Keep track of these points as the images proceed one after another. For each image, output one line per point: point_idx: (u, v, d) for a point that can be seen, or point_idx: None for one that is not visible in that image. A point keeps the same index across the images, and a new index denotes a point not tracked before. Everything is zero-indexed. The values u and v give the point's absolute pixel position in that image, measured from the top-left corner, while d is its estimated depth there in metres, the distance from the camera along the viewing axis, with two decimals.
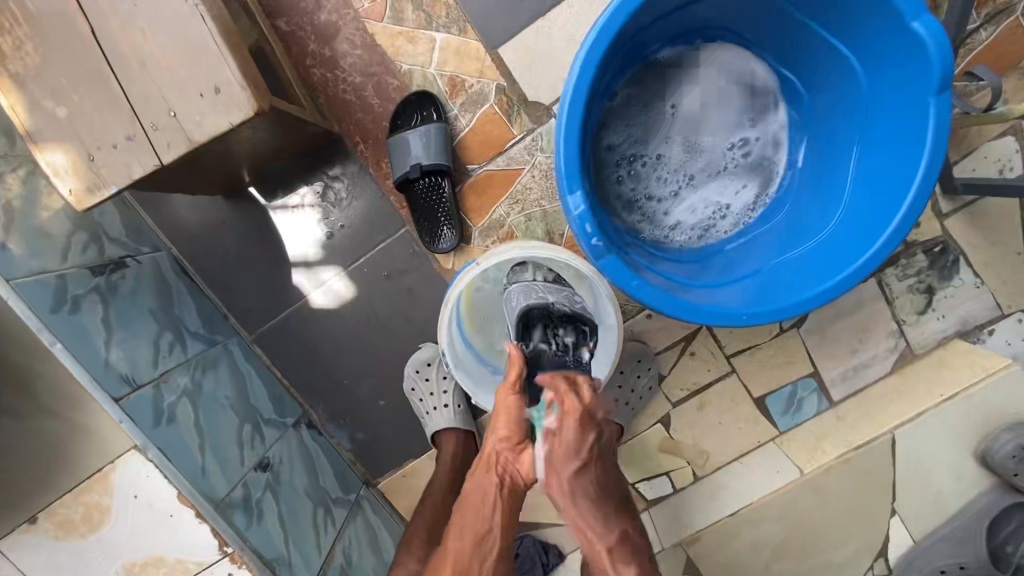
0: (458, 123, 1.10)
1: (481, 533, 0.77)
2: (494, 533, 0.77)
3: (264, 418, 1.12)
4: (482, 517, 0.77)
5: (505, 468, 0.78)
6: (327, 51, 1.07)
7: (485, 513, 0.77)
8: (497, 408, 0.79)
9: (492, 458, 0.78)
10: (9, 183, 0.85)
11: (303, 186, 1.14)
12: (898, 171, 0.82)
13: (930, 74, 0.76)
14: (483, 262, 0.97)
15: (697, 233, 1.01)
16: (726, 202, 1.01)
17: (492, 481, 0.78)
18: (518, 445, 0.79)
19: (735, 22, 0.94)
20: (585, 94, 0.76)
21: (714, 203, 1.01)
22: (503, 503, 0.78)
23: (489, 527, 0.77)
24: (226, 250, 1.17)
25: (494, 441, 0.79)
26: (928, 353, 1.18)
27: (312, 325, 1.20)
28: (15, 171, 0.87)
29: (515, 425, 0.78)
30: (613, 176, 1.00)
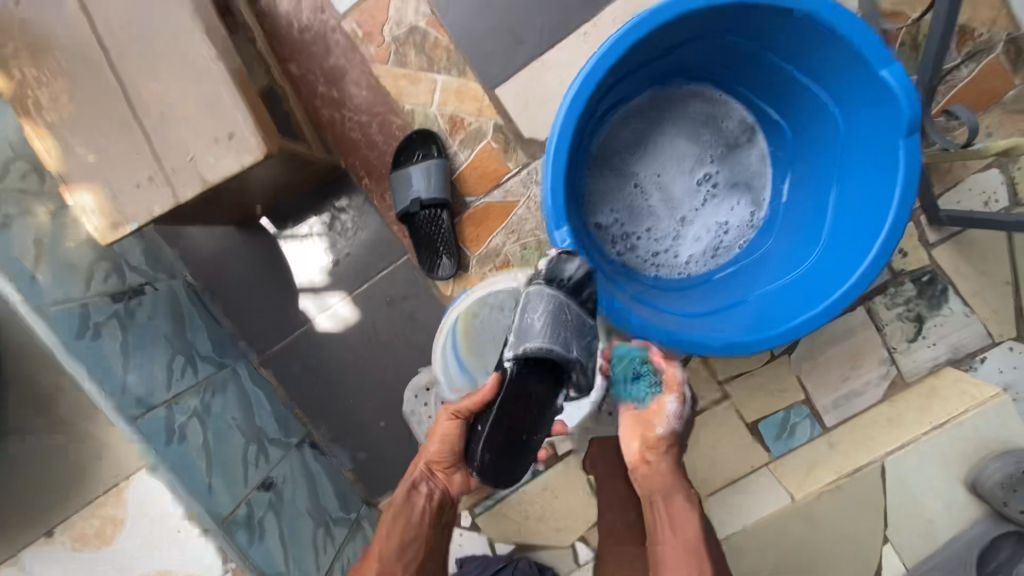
0: (458, 158, 1.15)
1: (406, 540, 0.90)
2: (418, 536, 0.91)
3: (269, 437, 1.17)
4: (409, 526, 0.91)
5: (434, 484, 0.96)
6: (335, 92, 1.14)
7: (414, 518, 0.92)
8: (436, 428, 0.95)
9: (424, 473, 0.96)
10: (40, 217, 0.93)
11: (311, 218, 1.20)
12: (874, 205, 0.86)
13: (901, 115, 0.81)
14: (473, 291, 1.08)
15: (707, 255, 1.05)
16: (722, 234, 1.05)
17: (420, 492, 0.94)
18: (450, 470, 0.97)
19: (719, 65, 0.99)
20: (568, 141, 0.83)
21: (710, 237, 1.05)
22: (428, 510, 0.93)
23: (413, 533, 0.91)
24: (237, 276, 1.24)
25: (428, 454, 0.96)
26: (920, 380, 1.20)
27: (317, 349, 1.26)
28: (45, 207, 0.95)
29: (445, 448, 0.94)
30: (602, 222, 1.04)
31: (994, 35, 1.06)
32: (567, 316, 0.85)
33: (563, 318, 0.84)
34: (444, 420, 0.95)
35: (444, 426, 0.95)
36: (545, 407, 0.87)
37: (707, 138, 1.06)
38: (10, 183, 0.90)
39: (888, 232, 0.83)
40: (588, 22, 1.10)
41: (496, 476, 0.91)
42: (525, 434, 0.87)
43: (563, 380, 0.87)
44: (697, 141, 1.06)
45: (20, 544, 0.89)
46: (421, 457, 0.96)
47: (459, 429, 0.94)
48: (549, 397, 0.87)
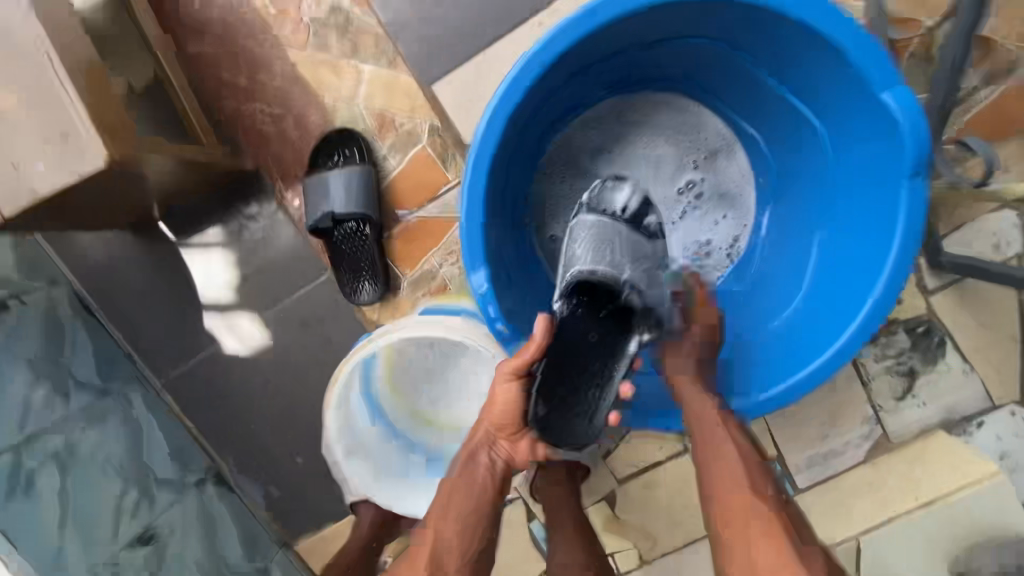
0: (387, 163, 0.98)
1: (472, 514, 0.72)
2: (483, 508, 0.73)
3: (159, 479, 1.02)
4: (472, 497, 0.73)
5: (500, 453, 0.75)
6: (242, 79, 0.96)
7: (475, 491, 0.73)
8: (498, 391, 0.72)
9: (483, 437, 0.76)
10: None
11: (217, 225, 1.03)
12: (868, 254, 0.70)
13: (903, 156, 0.64)
14: (377, 337, 0.79)
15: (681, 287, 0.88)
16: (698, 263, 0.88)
17: (478, 460, 0.75)
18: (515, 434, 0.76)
19: (692, 71, 0.82)
20: (488, 164, 0.68)
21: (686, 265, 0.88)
22: (490, 486, 0.74)
23: (477, 509, 0.72)
24: (132, 286, 1.07)
25: (490, 415, 0.74)
26: (907, 443, 1.05)
27: (225, 373, 1.10)
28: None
29: (512, 409, 0.72)
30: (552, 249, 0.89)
31: None
32: (614, 239, 0.80)
33: (607, 243, 0.80)
34: (503, 380, 0.72)
35: (504, 384, 0.72)
36: (607, 353, 0.76)
37: (682, 150, 0.88)
38: None
39: (882, 289, 0.67)
40: (543, 11, 0.92)
41: (564, 432, 0.75)
42: (588, 385, 0.75)
43: (625, 311, 0.78)
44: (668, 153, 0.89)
45: None
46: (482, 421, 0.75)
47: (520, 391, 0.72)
48: (615, 339, 0.77)
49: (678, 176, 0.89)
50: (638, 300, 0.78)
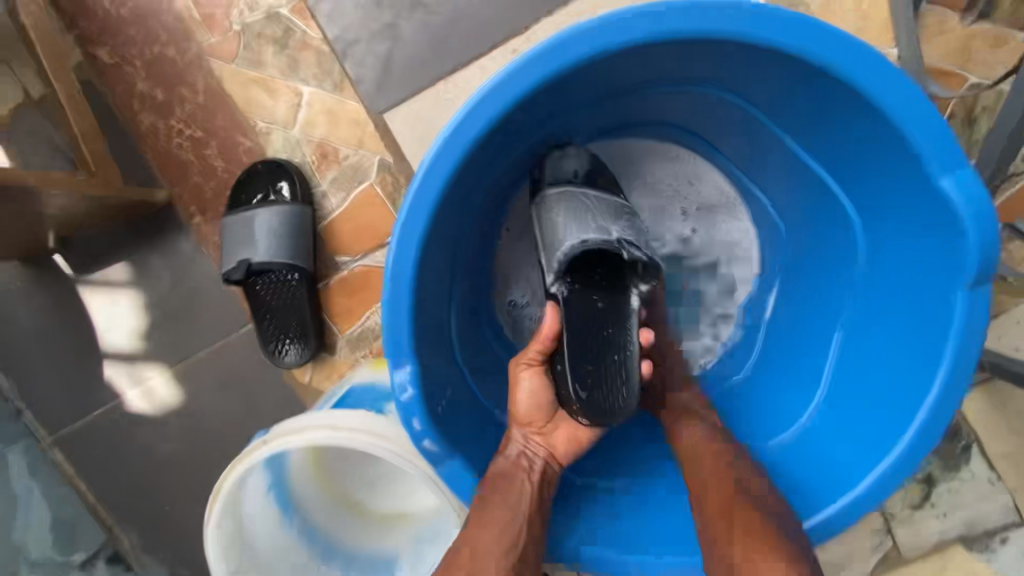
0: (327, 202, 0.83)
1: (515, 522, 0.55)
2: (521, 517, 0.56)
3: (30, 562, 0.83)
4: (513, 500, 0.56)
5: (535, 449, 0.62)
6: (159, 93, 0.81)
7: (517, 494, 0.57)
8: (522, 381, 0.64)
9: (514, 435, 0.63)
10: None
11: (121, 262, 0.86)
12: (910, 369, 0.56)
13: (961, 261, 0.51)
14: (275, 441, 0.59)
15: None
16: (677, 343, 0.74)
17: (513, 458, 0.60)
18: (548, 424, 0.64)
19: (694, 119, 0.67)
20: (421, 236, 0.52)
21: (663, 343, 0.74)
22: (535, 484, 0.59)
23: (518, 514, 0.56)
24: (22, 326, 0.91)
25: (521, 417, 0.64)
26: (921, 559, 0.90)
27: (128, 433, 0.93)
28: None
29: (544, 402, 0.64)
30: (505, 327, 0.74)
31: None
32: (589, 206, 0.66)
33: (582, 210, 0.66)
34: (526, 369, 0.65)
35: (527, 377, 0.65)
36: (619, 317, 0.64)
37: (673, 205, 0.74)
38: None
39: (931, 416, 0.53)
40: (518, 35, 0.78)
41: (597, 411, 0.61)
42: (610, 349, 0.63)
43: (625, 268, 0.65)
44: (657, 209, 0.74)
45: None
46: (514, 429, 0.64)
47: (543, 377, 0.64)
48: (615, 306, 0.65)
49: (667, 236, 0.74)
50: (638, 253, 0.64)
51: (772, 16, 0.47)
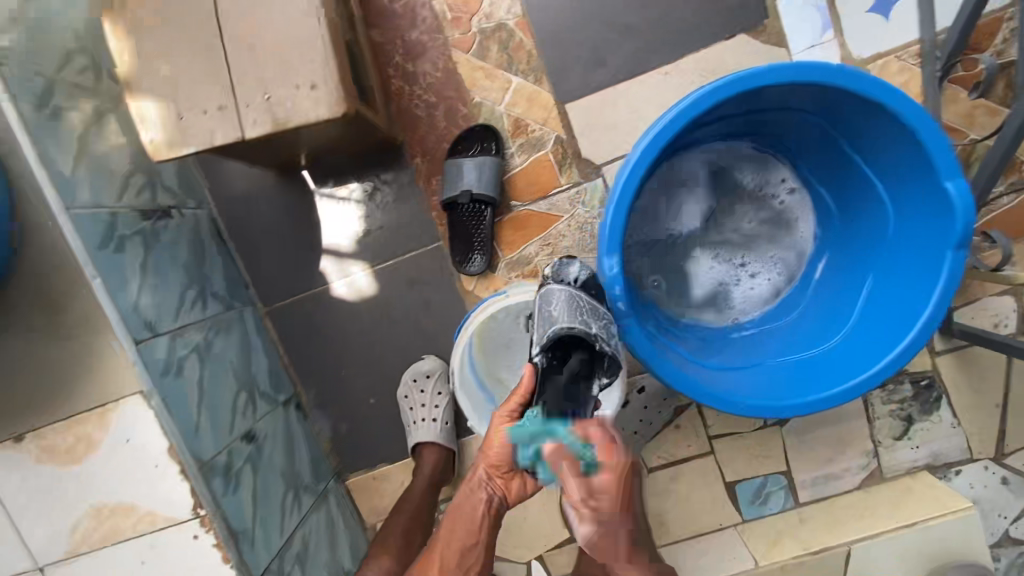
0: (513, 160, 1.16)
1: (466, 546, 0.87)
2: (480, 536, 0.87)
3: (260, 390, 1.14)
4: (471, 531, 0.87)
5: (492, 492, 0.85)
6: (409, 66, 1.14)
7: (475, 526, 0.87)
8: (493, 433, 0.82)
9: (482, 481, 0.85)
10: (73, 117, 0.89)
11: (352, 183, 1.19)
12: (906, 307, 0.89)
13: (952, 229, 0.83)
14: (514, 293, 1.05)
15: (729, 304, 1.07)
16: (750, 291, 1.08)
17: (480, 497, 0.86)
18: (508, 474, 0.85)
19: (780, 133, 1.02)
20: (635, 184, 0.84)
21: (740, 296, 1.08)
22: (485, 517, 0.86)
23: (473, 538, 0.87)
24: (262, 220, 1.22)
25: (484, 462, 0.85)
26: (896, 477, 1.24)
27: (327, 312, 1.24)
28: (82, 108, 0.92)
29: (505, 452, 0.82)
30: (636, 260, 1.06)
31: None
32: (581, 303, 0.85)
33: (578, 305, 0.86)
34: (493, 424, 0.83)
35: (494, 428, 0.83)
36: (577, 396, 0.85)
37: (752, 197, 1.08)
38: (67, 77, 0.91)
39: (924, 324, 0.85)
40: (670, 63, 1.11)
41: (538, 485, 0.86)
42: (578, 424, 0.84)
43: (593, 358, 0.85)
44: (741, 197, 1.08)
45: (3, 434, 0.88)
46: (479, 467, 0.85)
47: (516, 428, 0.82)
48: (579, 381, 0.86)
49: (745, 216, 1.08)
50: (607, 350, 0.84)
51: (862, 77, 0.80)
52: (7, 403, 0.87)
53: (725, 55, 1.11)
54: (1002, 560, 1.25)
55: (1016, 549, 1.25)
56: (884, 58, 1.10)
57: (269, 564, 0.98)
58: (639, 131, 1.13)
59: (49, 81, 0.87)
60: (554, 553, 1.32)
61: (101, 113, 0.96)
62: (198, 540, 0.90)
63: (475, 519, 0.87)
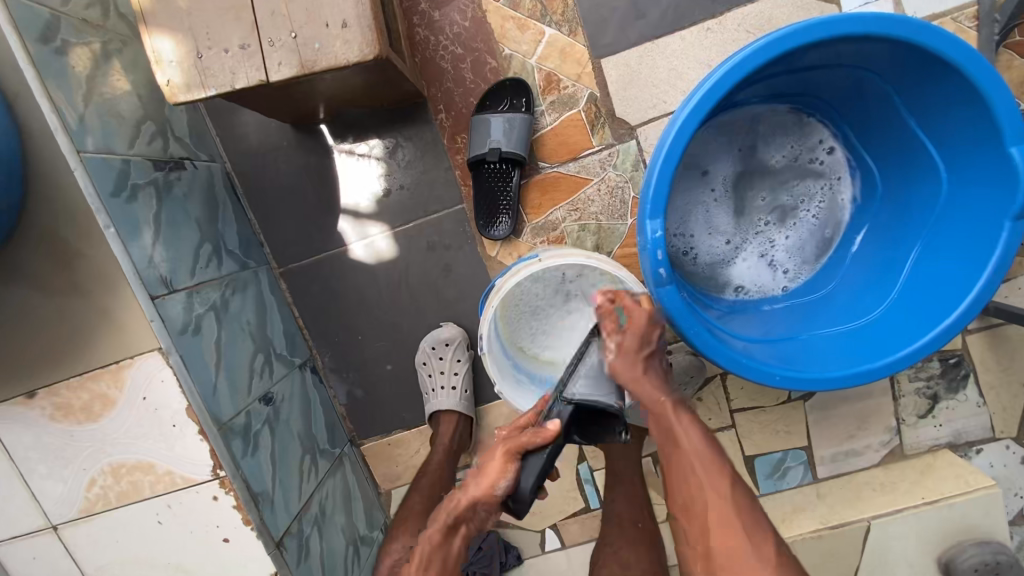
0: (543, 119, 1.11)
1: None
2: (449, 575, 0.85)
3: (276, 352, 1.10)
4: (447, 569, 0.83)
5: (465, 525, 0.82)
6: (435, 14, 1.07)
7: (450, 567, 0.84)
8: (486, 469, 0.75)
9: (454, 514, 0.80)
10: (80, 55, 0.83)
11: (371, 139, 1.13)
12: (959, 277, 0.86)
13: (1013, 200, 0.79)
14: (544, 259, 0.99)
15: (762, 277, 1.04)
16: (792, 258, 1.04)
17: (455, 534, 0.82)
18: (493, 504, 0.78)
19: (830, 96, 0.97)
20: (683, 145, 0.79)
21: (779, 264, 1.04)
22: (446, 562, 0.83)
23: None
24: (277, 176, 1.16)
25: (471, 495, 0.77)
26: (917, 455, 1.24)
27: (343, 274, 1.20)
28: (90, 46, 0.86)
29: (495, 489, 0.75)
30: (669, 227, 1.03)
31: None
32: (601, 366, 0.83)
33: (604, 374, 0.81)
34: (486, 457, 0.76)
35: (491, 468, 0.76)
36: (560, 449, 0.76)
37: (792, 165, 1.04)
38: (73, 11, 0.84)
39: (973, 300, 0.83)
40: (714, 17, 1.05)
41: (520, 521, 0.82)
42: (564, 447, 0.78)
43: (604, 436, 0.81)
44: (781, 164, 1.04)
45: (14, 390, 0.85)
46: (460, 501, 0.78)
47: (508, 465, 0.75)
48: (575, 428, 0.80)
49: (782, 185, 1.04)
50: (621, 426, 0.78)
51: (934, 33, 0.75)
52: (19, 358, 0.83)
53: (773, 10, 1.04)
54: (1016, 538, 1.26)
55: None
56: (940, 19, 1.04)
57: (288, 527, 0.97)
58: (678, 90, 1.07)
59: (54, 14, 0.80)
60: (567, 522, 1.32)
61: (110, 52, 0.90)
62: (217, 502, 0.88)
63: (449, 553, 0.83)
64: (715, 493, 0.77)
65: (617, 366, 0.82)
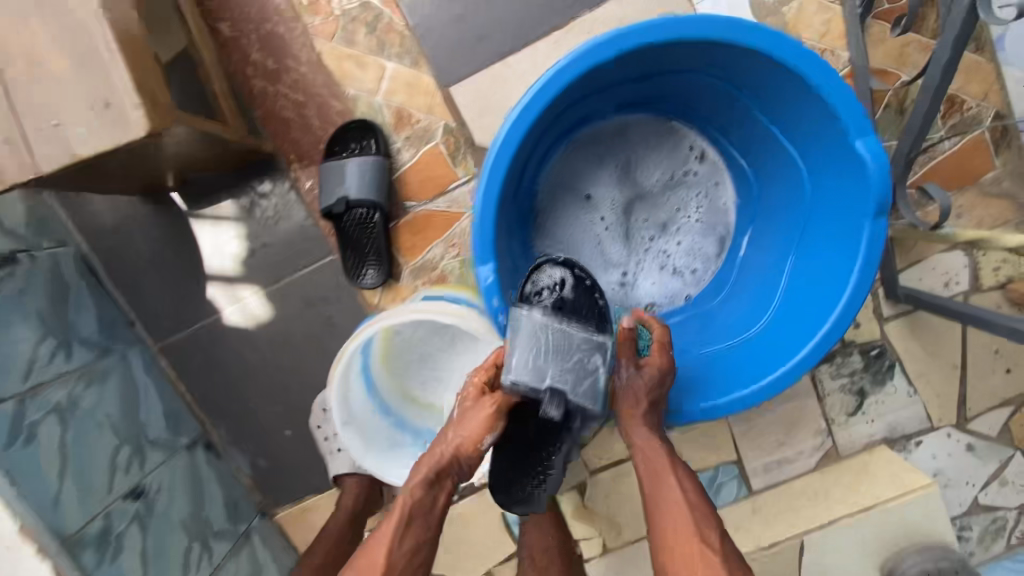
0: (401, 156, 1.04)
1: (414, 544, 0.75)
2: (418, 541, 0.75)
3: (150, 439, 1.04)
4: (427, 521, 0.76)
5: (449, 478, 0.78)
6: (270, 63, 1.01)
7: (432, 517, 0.77)
8: (464, 412, 0.78)
9: (439, 466, 0.77)
10: None
11: (228, 200, 1.07)
12: (831, 280, 0.79)
13: (869, 195, 0.74)
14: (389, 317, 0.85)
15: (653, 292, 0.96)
16: (694, 257, 0.96)
17: (438, 492, 0.78)
18: (466, 459, 0.78)
19: (685, 99, 0.91)
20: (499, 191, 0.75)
21: (682, 270, 0.97)
22: (417, 517, 0.75)
23: (413, 548, 0.74)
24: (138, 250, 1.10)
25: (452, 446, 0.77)
26: (852, 455, 1.16)
27: (224, 343, 1.14)
28: None
29: (472, 439, 0.77)
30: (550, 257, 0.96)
31: (983, 110, 0.99)
32: (545, 340, 0.76)
33: (546, 342, 0.76)
34: (472, 400, 0.79)
35: (476, 407, 0.78)
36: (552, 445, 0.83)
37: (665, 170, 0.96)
38: None
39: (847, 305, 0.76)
40: (561, 29, 0.99)
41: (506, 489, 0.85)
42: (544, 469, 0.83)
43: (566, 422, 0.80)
44: (654, 171, 0.96)
45: None
46: (444, 452, 0.78)
47: (484, 406, 0.78)
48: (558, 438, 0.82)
49: (658, 193, 0.96)
50: (556, 412, 0.74)
51: (749, 25, 0.69)
52: None
53: (621, 15, 0.98)
54: (974, 528, 1.18)
55: (988, 515, 1.17)
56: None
57: None
58: None
59: None
60: None
61: None
62: None
63: (427, 514, 0.76)
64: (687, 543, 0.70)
65: (626, 398, 0.80)
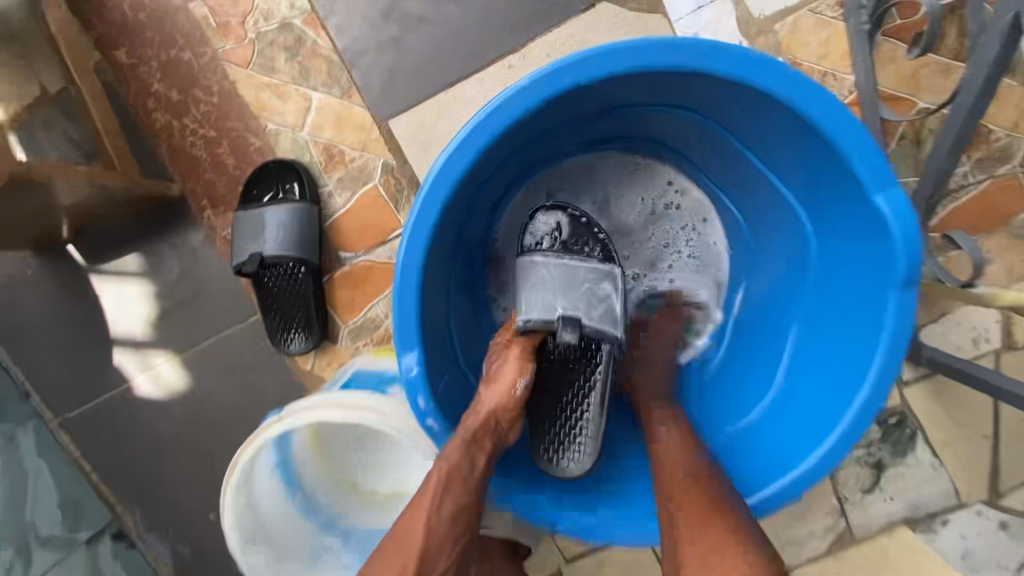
0: (333, 201, 0.88)
1: (452, 513, 0.59)
2: (457, 509, 0.59)
3: (41, 537, 0.86)
4: (466, 490, 0.60)
5: (491, 437, 0.65)
6: (176, 95, 0.86)
7: (470, 486, 0.60)
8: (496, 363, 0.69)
9: (479, 423, 0.64)
10: None
11: (133, 253, 0.92)
12: (847, 365, 0.64)
13: (892, 266, 0.58)
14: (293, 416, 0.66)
15: None
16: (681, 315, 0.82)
17: (481, 449, 0.63)
18: (504, 410, 0.66)
19: (661, 136, 0.76)
20: (420, 263, 0.61)
21: None
22: (458, 484, 0.60)
23: (446, 514, 0.59)
24: (32, 310, 0.94)
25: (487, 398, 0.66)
26: (869, 538, 0.99)
27: (135, 416, 0.97)
28: None
29: (505, 387, 0.66)
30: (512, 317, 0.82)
31: (1012, 141, 0.84)
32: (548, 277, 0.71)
33: (555, 281, 0.71)
34: (500, 350, 0.70)
35: (504, 354, 0.69)
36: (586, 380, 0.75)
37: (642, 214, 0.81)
38: None
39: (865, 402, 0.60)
40: (515, 52, 0.84)
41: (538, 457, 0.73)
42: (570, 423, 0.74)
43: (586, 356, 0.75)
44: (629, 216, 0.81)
45: None
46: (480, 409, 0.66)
47: (515, 353, 0.69)
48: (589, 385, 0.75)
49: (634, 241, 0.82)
50: (569, 332, 0.69)
51: (726, 52, 0.55)
52: None
53: (582, 35, 0.84)
54: None
55: None
56: (793, 15, 0.84)
57: None
58: None
59: None
60: None
61: None
62: None
63: (468, 477, 0.60)
64: (706, 500, 0.58)
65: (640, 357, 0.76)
